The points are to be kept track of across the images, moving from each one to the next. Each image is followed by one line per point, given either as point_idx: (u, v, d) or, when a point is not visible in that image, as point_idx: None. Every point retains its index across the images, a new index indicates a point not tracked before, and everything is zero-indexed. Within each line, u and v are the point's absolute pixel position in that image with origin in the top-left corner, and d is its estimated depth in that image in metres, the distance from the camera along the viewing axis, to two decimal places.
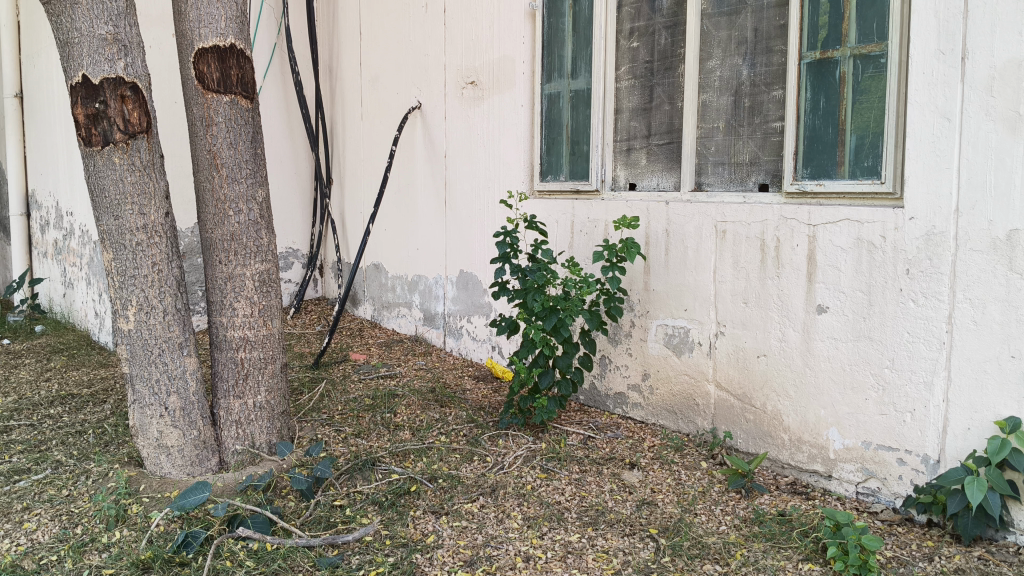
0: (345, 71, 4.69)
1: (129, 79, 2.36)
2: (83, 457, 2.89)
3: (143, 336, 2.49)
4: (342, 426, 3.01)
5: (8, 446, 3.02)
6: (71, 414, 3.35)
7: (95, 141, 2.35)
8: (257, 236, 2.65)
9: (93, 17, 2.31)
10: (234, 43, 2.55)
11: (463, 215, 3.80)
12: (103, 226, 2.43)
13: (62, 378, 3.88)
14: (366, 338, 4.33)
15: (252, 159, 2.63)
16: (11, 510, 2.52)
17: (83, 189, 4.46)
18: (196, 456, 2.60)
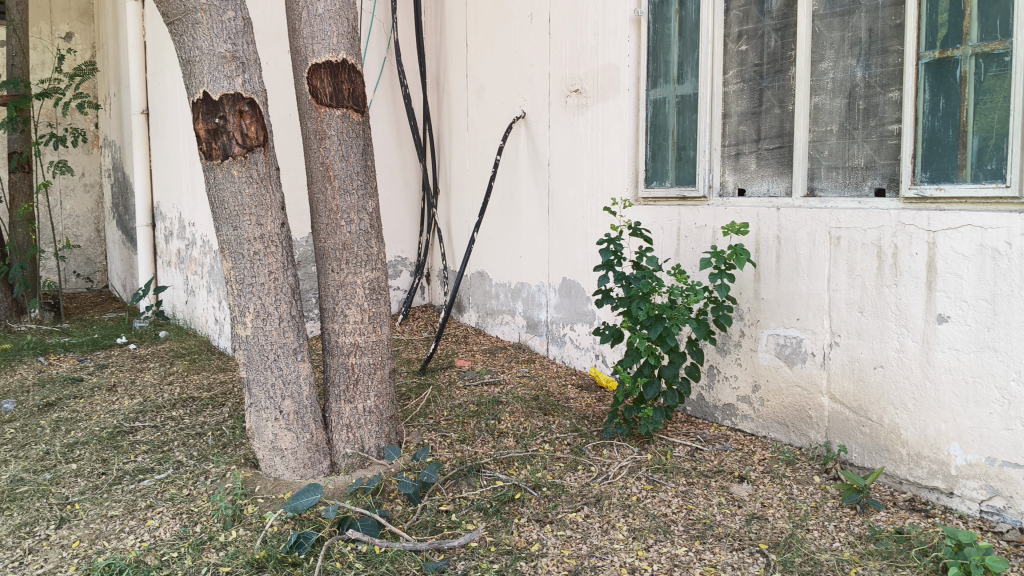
0: (451, 82, 4.76)
1: (246, 95, 2.45)
2: (203, 457, 3.02)
3: (259, 342, 2.59)
4: (447, 432, 3.05)
5: (136, 446, 3.19)
6: (192, 416, 3.50)
7: (215, 155, 2.45)
8: (368, 245, 2.71)
9: (213, 35, 2.42)
10: (345, 58, 2.63)
11: (568, 223, 3.80)
12: (223, 235, 2.54)
13: (184, 381, 4.05)
14: (471, 345, 4.38)
15: (363, 170, 2.69)
16: (136, 508, 2.66)
17: (206, 201, 4.67)
18: (309, 458, 2.67)
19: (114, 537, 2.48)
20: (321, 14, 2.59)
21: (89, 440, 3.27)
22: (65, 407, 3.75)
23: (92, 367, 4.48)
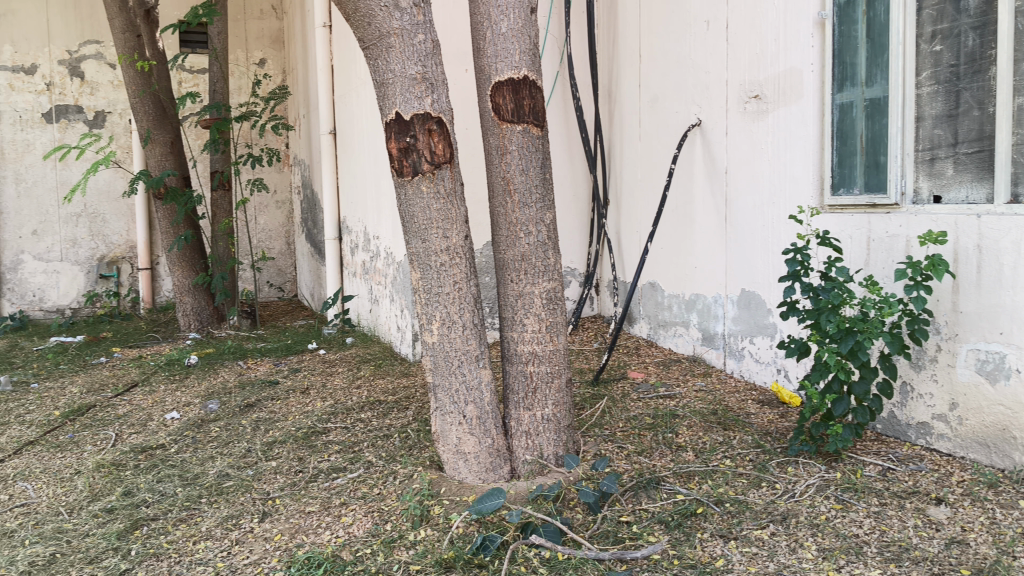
0: (624, 92, 4.77)
1: (435, 115, 2.56)
2: (391, 458, 3.16)
3: (444, 349, 2.69)
4: (625, 443, 3.06)
5: (329, 446, 3.39)
6: (379, 418, 3.67)
7: (406, 172, 2.59)
8: (545, 256, 2.75)
9: (405, 59, 2.55)
10: (527, 75, 2.69)
11: (747, 232, 3.73)
12: (413, 248, 2.67)
13: (370, 385, 4.26)
14: (644, 357, 4.37)
15: (542, 183, 2.73)
16: (331, 505, 2.82)
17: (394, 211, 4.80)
18: (490, 463, 2.76)
19: (312, 532, 2.65)
20: (504, 32, 2.67)
21: (287, 439, 3.51)
22: (264, 409, 4.04)
23: (285, 371, 4.79)
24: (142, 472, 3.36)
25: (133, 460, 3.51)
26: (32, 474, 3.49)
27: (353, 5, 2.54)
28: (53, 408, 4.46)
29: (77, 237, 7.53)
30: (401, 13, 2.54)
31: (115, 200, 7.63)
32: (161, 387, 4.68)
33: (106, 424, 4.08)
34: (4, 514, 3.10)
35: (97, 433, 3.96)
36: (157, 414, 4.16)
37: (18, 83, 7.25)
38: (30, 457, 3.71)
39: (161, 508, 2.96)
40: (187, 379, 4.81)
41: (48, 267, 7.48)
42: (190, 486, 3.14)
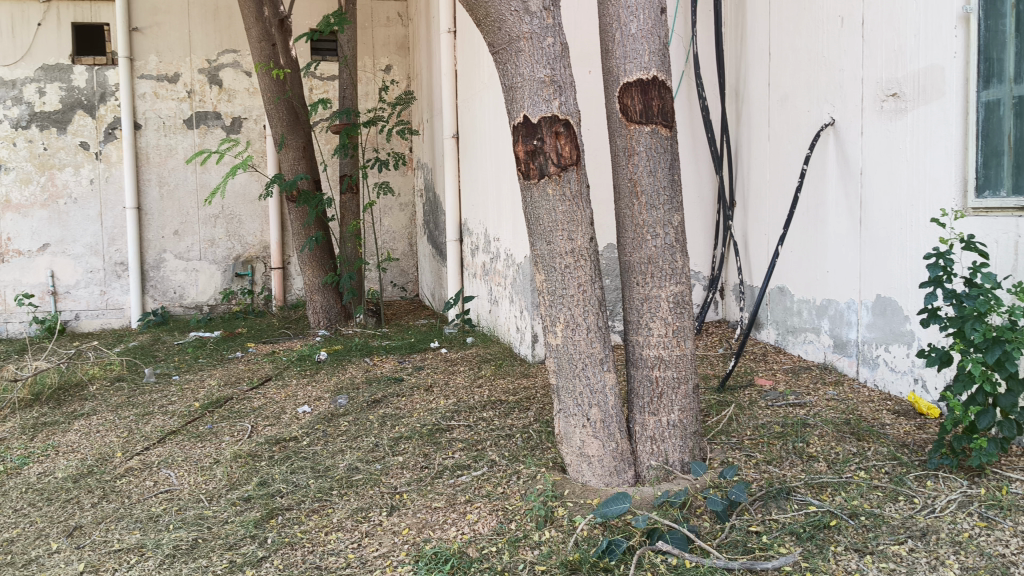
0: (752, 92, 4.67)
1: (562, 117, 2.57)
2: (514, 458, 3.19)
3: (568, 351, 2.70)
4: (753, 452, 3.00)
5: (453, 443, 3.44)
6: (501, 418, 3.70)
7: (533, 174, 2.61)
8: (673, 258, 2.70)
9: (534, 62, 2.57)
10: (656, 75, 2.66)
11: (884, 236, 3.59)
12: (539, 249, 2.69)
13: (492, 385, 4.30)
14: (771, 364, 4.26)
15: (671, 185, 2.70)
16: (457, 501, 2.87)
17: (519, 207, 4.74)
18: (614, 467, 2.74)
19: (438, 527, 2.70)
20: (634, 33, 2.66)
21: (412, 436, 3.59)
22: (390, 405, 4.14)
23: (410, 369, 4.90)
24: (276, 463, 3.50)
25: (267, 452, 3.66)
26: (175, 462, 3.69)
27: (483, 10, 2.58)
28: (194, 400, 4.71)
29: (215, 237, 7.91)
30: (531, 17, 2.56)
31: (250, 202, 7.95)
32: (292, 382, 4.87)
33: (242, 416, 4.28)
34: (151, 499, 3.29)
35: (234, 424, 4.16)
36: (289, 408, 4.32)
37: (163, 91, 7.68)
38: (173, 446, 3.93)
39: (295, 499, 3.08)
40: (316, 374, 4.98)
41: (188, 266, 7.89)
42: (322, 479, 3.25)
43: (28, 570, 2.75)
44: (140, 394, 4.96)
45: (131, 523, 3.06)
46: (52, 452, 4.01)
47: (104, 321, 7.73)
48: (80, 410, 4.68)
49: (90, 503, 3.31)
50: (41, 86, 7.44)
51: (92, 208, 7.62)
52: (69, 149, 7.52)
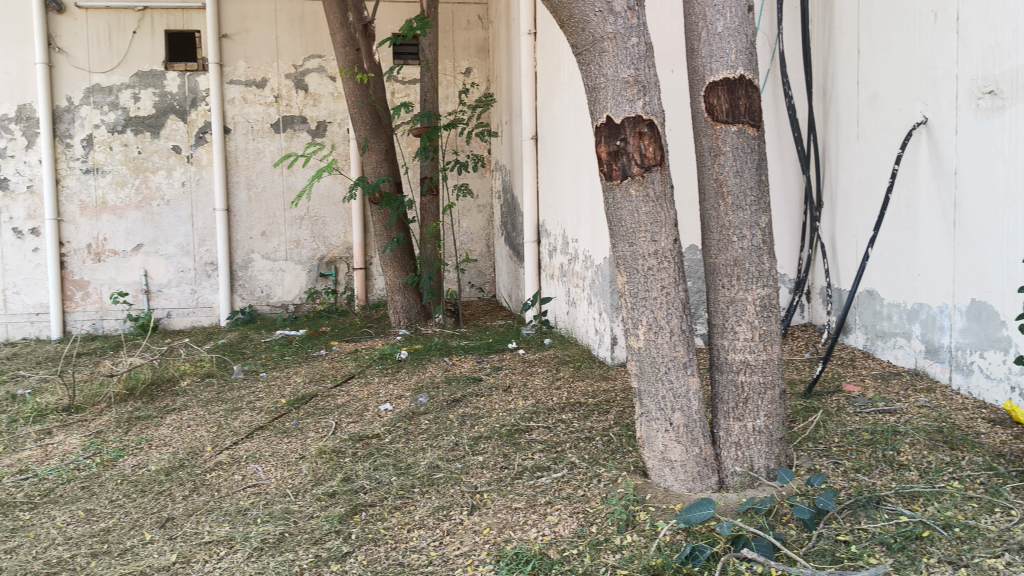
0: (840, 90, 4.56)
1: (646, 117, 2.54)
2: (594, 461, 3.17)
3: (651, 354, 2.67)
4: (841, 459, 2.92)
5: (532, 444, 3.45)
6: (580, 420, 3.69)
7: (615, 175, 2.59)
8: (760, 261, 2.65)
9: (618, 62, 2.55)
10: (743, 74, 2.62)
11: (979, 239, 3.46)
12: (621, 251, 2.67)
13: (571, 387, 4.29)
14: (859, 369, 4.15)
15: (758, 185, 2.64)
16: (537, 502, 2.87)
17: (602, 208, 4.67)
18: (697, 472, 2.71)
19: (519, 528, 2.70)
20: (720, 32, 2.62)
21: (492, 435, 3.61)
22: (469, 404, 4.16)
23: (488, 369, 4.92)
24: (359, 460, 3.56)
25: (350, 448, 3.73)
26: (262, 457, 3.78)
27: (568, 11, 2.57)
28: (279, 396, 4.82)
29: (300, 238, 8.09)
30: (616, 17, 2.54)
31: (333, 204, 8.12)
32: (373, 380, 4.94)
33: (326, 413, 4.36)
34: (239, 492, 3.38)
35: (318, 421, 4.24)
36: (371, 406, 4.39)
37: (250, 97, 7.88)
38: (260, 441, 4.02)
39: (377, 495, 3.12)
40: (397, 373, 5.04)
41: (275, 266, 8.08)
42: (403, 476, 3.28)
43: (124, 559, 2.85)
44: (228, 390, 5.10)
45: (220, 516, 3.14)
46: (145, 445, 4.15)
47: (195, 319, 7.96)
48: (172, 405, 4.84)
49: (181, 496, 3.42)
50: (136, 92, 7.71)
51: (183, 210, 7.87)
52: (162, 153, 7.78)
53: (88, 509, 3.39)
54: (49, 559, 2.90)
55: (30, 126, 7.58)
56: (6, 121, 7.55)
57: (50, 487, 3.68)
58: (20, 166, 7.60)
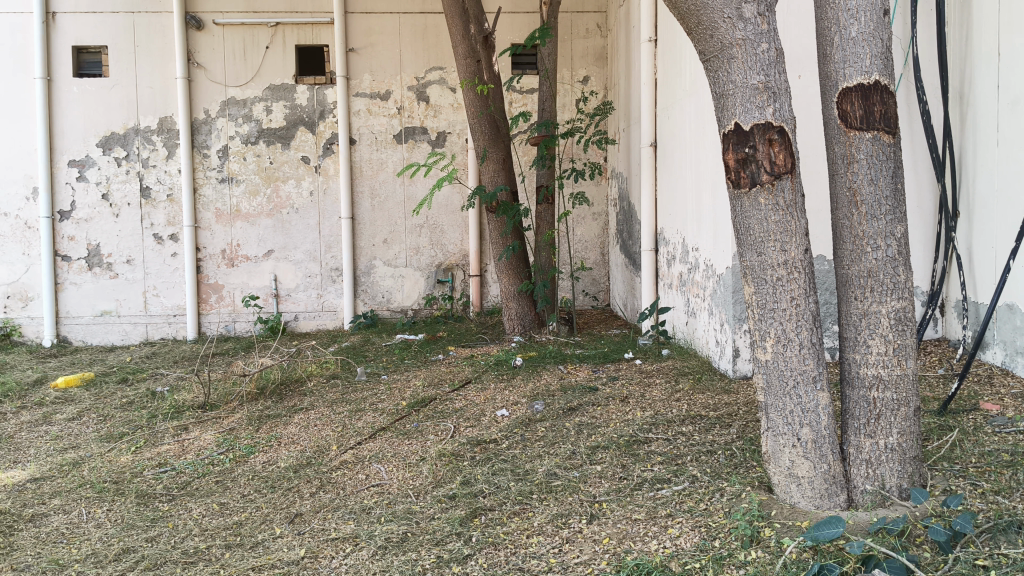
0: (978, 94, 4.35)
1: (777, 124, 2.49)
2: (716, 475, 3.12)
3: (779, 367, 2.61)
4: (979, 481, 2.78)
5: (651, 456, 3.41)
6: (701, 433, 3.63)
7: (744, 183, 2.56)
8: (895, 273, 2.55)
9: (747, 68, 2.51)
10: (879, 80, 2.53)
11: None
12: (749, 261, 2.62)
13: (691, 399, 4.23)
14: (998, 387, 3.94)
15: (894, 195, 2.55)
16: (658, 515, 2.84)
17: (725, 216, 4.57)
18: (826, 490, 2.64)
19: (639, 539, 2.68)
20: (854, 36, 2.54)
21: (610, 445, 3.59)
22: (586, 413, 4.16)
23: (605, 379, 4.90)
24: (478, 464, 3.61)
25: (469, 452, 3.78)
26: (385, 457, 3.88)
27: (696, 19, 2.56)
28: (400, 399, 4.93)
29: (419, 246, 8.26)
30: (745, 23, 2.50)
31: (452, 213, 8.26)
32: (491, 386, 5.00)
33: (445, 416, 4.44)
34: (363, 491, 3.48)
35: (438, 424, 4.32)
36: (489, 411, 4.44)
37: (375, 109, 8.12)
38: (382, 442, 4.13)
39: (496, 500, 3.16)
40: (513, 380, 5.08)
41: (395, 272, 8.27)
42: (522, 482, 3.31)
43: (255, 552, 2.97)
44: (351, 392, 5.25)
45: (346, 513, 3.24)
46: (274, 443, 4.32)
47: (320, 322, 8.26)
48: (299, 404, 5.02)
49: (309, 492, 3.55)
50: (267, 105, 8.05)
51: (311, 217, 8.16)
52: (292, 163, 8.10)
53: (222, 502, 3.55)
54: (187, 549, 3.06)
55: (171, 138, 8.01)
56: (149, 133, 7.99)
57: (187, 480, 3.88)
58: (161, 175, 8.02)
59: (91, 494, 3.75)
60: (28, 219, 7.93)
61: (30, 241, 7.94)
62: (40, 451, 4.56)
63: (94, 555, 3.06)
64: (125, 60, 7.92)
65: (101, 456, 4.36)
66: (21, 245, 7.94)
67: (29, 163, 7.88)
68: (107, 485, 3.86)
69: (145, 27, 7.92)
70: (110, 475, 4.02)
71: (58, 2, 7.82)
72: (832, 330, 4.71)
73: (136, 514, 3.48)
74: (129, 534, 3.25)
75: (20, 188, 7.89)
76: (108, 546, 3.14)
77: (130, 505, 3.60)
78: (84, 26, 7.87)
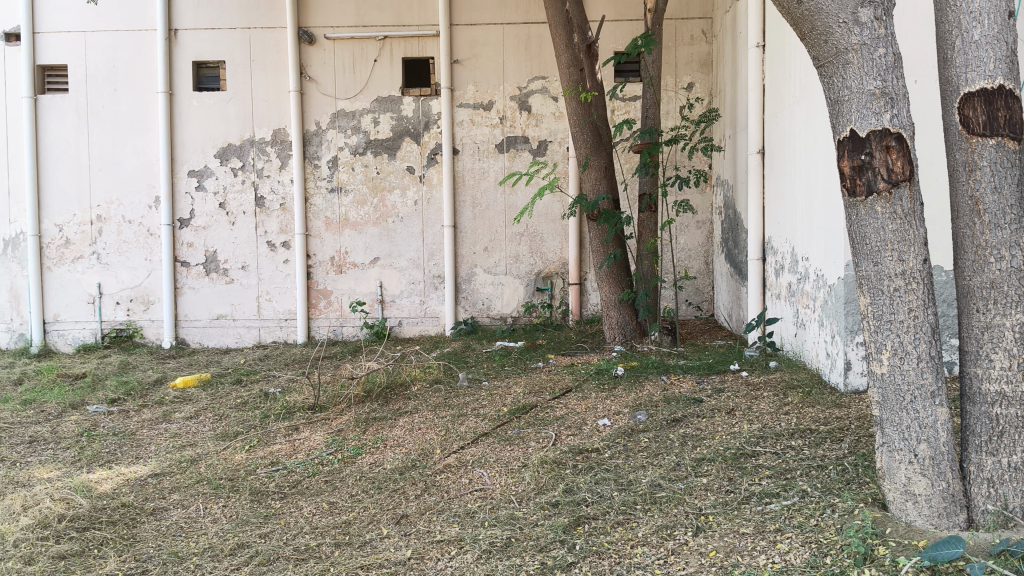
0: None
1: (894, 130, 2.42)
2: (827, 490, 3.04)
3: (896, 381, 2.54)
4: None
5: (759, 470, 3.36)
6: (811, 447, 3.55)
7: (860, 191, 2.50)
8: (1020, 284, 2.44)
9: (864, 74, 2.45)
10: (1004, 84, 2.42)
11: None
12: (864, 271, 2.56)
13: (800, 413, 4.13)
14: None
15: (1020, 203, 2.45)
16: (766, 529, 2.79)
17: (837, 224, 4.46)
18: (943, 509, 2.55)
19: (747, 553, 2.64)
20: (977, 40, 2.44)
21: (716, 458, 3.55)
22: (690, 425, 4.11)
23: (710, 391, 4.83)
24: (581, 473, 3.61)
25: (572, 460, 3.79)
26: (487, 462, 3.93)
27: (810, 24, 2.52)
28: (502, 405, 4.98)
29: (520, 254, 8.33)
30: (861, 28, 2.44)
31: (552, 221, 8.29)
32: (592, 395, 4.99)
33: (547, 424, 4.46)
34: (467, 495, 3.53)
35: (539, 431, 4.34)
36: (591, 420, 4.44)
37: (478, 119, 8.22)
38: (485, 447, 4.18)
39: (600, 509, 3.16)
40: (615, 390, 5.06)
41: (495, 280, 8.35)
42: (626, 492, 3.30)
43: (363, 551, 3.05)
44: (454, 397, 5.33)
45: (450, 516, 3.30)
46: (380, 445, 4.42)
47: (423, 328, 8.41)
48: (404, 408, 5.13)
49: (414, 494, 3.62)
50: (375, 117, 8.26)
51: (415, 225, 8.34)
52: (398, 173, 8.29)
53: (331, 501, 3.66)
54: (298, 546, 3.16)
55: (284, 149, 8.29)
56: (263, 144, 8.30)
57: (297, 479, 4.01)
58: (274, 185, 8.32)
59: (209, 490, 3.92)
60: (150, 227, 8.34)
61: (152, 248, 8.35)
62: (161, 448, 4.79)
63: (211, 548, 3.19)
64: (242, 74, 8.26)
65: (217, 454, 4.55)
66: (143, 251, 8.35)
67: (152, 173, 8.28)
68: (222, 482, 4.03)
69: (260, 42, 8.24)
70: (226, 472, 4.19)
71: (181, 20, 8.21)
72: (950, 344, 4.53)
73: (250, 511, 3.62)
74: (244, 529, 3.39)
75: (144, 197, 8.31)
76: (223, 541, 3.27)
77: (245, 501, 3.74)
78: (204, 41, 8.24)
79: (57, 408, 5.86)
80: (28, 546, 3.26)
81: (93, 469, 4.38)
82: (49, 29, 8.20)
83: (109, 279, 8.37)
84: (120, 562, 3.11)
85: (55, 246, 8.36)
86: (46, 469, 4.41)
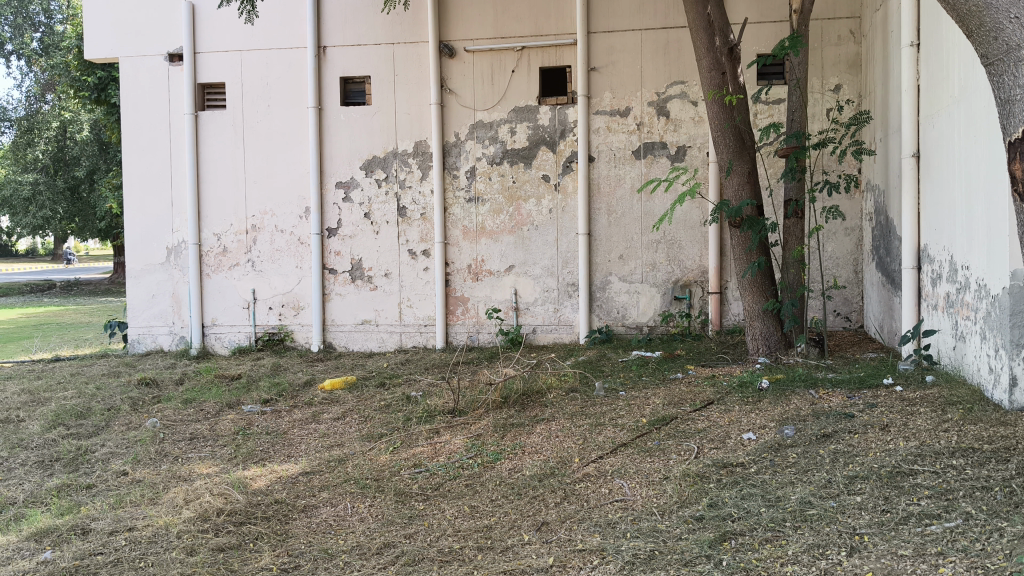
0: None
1: None
2: (993, 514, 2.87)
3: None
4: None
5: (918, 489, 3.20)
6: (975, 467, 3.35)
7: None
8: None
9: None
10: None
11: None
12: None
13: (961, 430, 3.90)
14: None
15: None
16: (927, 552, 2.66)
17: (1001, 231, 4.21)
18: None
19: None
20: None
21: (870, 476, 3.40)
22: (841, 441, 3.96)
23: (861, 406, 4.63)
24: (725, 487, 3.54)
25: (715, 474, 3.72)
26: (627, 473, 3.91)
27: (978, 20, 2.42)
28: (640, 416, 4.94)
29: (656, 262, 8.24)
30: None
31: (691, 228, 8.17)
32: (735, 407, 4.88)
33: (688, 436, 4.39)
34: (607, 505, 3.52)
35: (681, 443, 4.29)
36: (734, 433, 4.34)
37: (615, 125, 8.20)
38: (625, 457, 4.16)
39: (747, 525, 3.08)
40: (760, 403, 4.92)
41: (631, 288, 8.30)
42: (774, 509, 3.21)
43: (506, 556, 3.10)
44: (590, 406, 5.32)
45: (591, 526, 3.29)
46: (519, 451, 4.47)
47: (557, 335, 8.45)
48: (541, 415, 5.17)
49: (554, 502, 3.64)
50: (513, 126, 8.36)
51: (551, 234, 8.38)
52: (534, 181, 8.37)
53: (473, 505, 3.72)
54: (442, 548, 3.23)
55: (425, 160, 8.52)
56: (406, 156, 8.55)
57: (439, 481, 4.09)
58: (416, 196, 8.55)
59: (356, 489, 4.08)
60: (301, 236, 8.72)
61: (302, 255, 8.73)
62: (311, 447, 5.00)
63: (359, 547, 3.31)
64: (386, 88, 8.54)
65: (363, 455, 4.71)
66: (294, 259, 8.74)
67: (303, 186, 8.67)
68: (368, 481, 4.17)
69: (403, 56, 8.49)
70: (371, 472, 4.34)
71: (330, 37, 8.57)
72: None
73: (395, 511, 3.73)
74: (389, 529, 3.49)
75: (295, 208, 8.70)
76: (371, 539, 3.38)
77: (390, 501, 3.86)
78: (351, 57, 8.56)
79: (215, 408, 6.20)
80: (190, 538, 3.46)
81: (248, 466, 4.62)
82: (208, 50, 8.72)
83: (262, 285, 8.80)
84: (274, 556, 3.26)
85: (213, 254, 8.86)
86: (206, 465, 4.68)
